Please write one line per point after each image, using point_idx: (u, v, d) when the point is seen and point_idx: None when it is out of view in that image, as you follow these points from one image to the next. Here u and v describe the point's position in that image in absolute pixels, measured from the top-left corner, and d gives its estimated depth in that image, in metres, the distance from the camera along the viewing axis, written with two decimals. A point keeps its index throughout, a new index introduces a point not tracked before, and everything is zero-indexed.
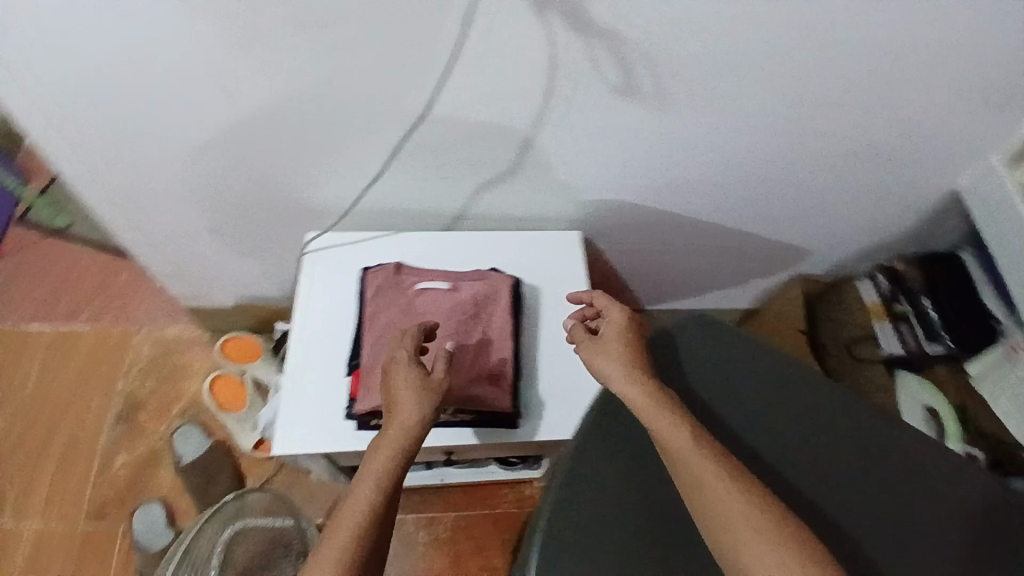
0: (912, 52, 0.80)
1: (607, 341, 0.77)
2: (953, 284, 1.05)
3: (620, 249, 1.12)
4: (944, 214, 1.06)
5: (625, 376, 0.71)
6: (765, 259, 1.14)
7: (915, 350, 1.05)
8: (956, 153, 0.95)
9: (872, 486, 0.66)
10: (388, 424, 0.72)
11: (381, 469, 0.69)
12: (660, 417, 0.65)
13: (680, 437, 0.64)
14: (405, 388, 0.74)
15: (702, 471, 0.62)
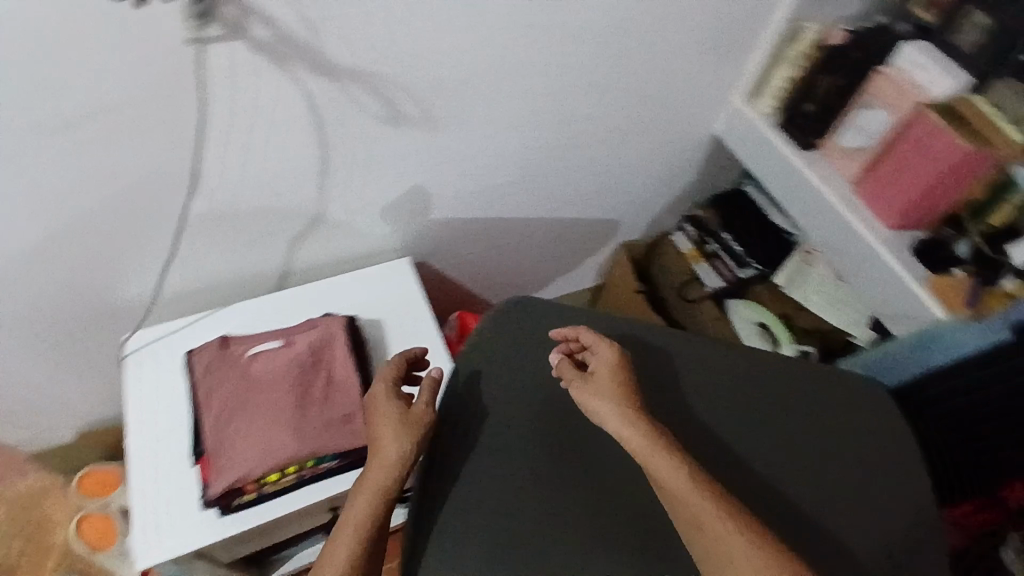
0: (628, 30, 0.93)
1: (597, 377, 0.73)
2: (743, 216, 1.25)
3: (456, 262, 1.19)
4: (708, 157, 1.24)
5: (623, 415, 0.70)
6: (587, 234, 1.28)
7: (732, 278, 1.24)
8: (698, 101, 1.11)
9: (711, 401, 0.79)
10: (372, 466, 0.67)
11: (367, 519, 0.64)
12: (660, 461, 0.66)
13: (680, 479, 0.65)
14: (388, 425, 0.69)
15: (700, 510, 0.63)
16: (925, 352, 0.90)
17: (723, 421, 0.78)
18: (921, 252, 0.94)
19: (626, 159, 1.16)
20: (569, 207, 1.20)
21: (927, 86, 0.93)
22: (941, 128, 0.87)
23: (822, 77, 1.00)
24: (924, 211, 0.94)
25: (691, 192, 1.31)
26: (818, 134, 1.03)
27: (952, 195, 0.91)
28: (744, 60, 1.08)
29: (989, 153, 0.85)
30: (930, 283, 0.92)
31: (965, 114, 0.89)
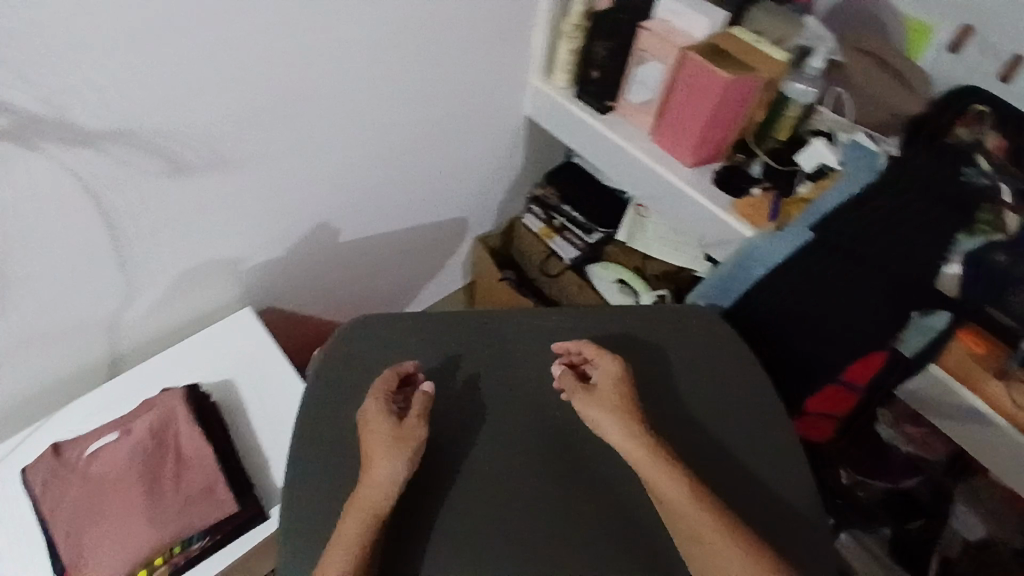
0: (408, 35, 0.95)
1: (601, 390, 0.79)
2: (577, 186, 1.33)
3: (310, 298, 1.19)
4: (528, 138, 1.29)
5: (624, 429, 0.76)
6: (433, 237, 1.31)
7: (584, 246, 1.32)
8: (499, 86, 1.15)
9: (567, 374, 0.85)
10: (364, 483, 0.71)
11: (362, 535, 0.68)
12: (659, 474, 0.73)
13: (675, 490, 0.71)
14: (380, 443, 0.73)
15: (693, 521, 0.70)
16: (746, 268, 0.96)
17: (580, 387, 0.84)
18: (722, 182, 1.02)
19: (447, 158, 1.19)
20: (407, 217, 1.22)
21: (688, 29, 0.99)
22: (704, 65, 0.94)
23: (598, 45, 1.06)
24: (714, 143, 1.02)
25: (527, 172, 1.37)
26: (611, 97, 1.09)
27: (731, 123, 1.00)
28: (528, 42, 1.12)
29: (749, 77, 0.93)
30: (736, 207, 0.99)
31: (724, 48, 0.97)
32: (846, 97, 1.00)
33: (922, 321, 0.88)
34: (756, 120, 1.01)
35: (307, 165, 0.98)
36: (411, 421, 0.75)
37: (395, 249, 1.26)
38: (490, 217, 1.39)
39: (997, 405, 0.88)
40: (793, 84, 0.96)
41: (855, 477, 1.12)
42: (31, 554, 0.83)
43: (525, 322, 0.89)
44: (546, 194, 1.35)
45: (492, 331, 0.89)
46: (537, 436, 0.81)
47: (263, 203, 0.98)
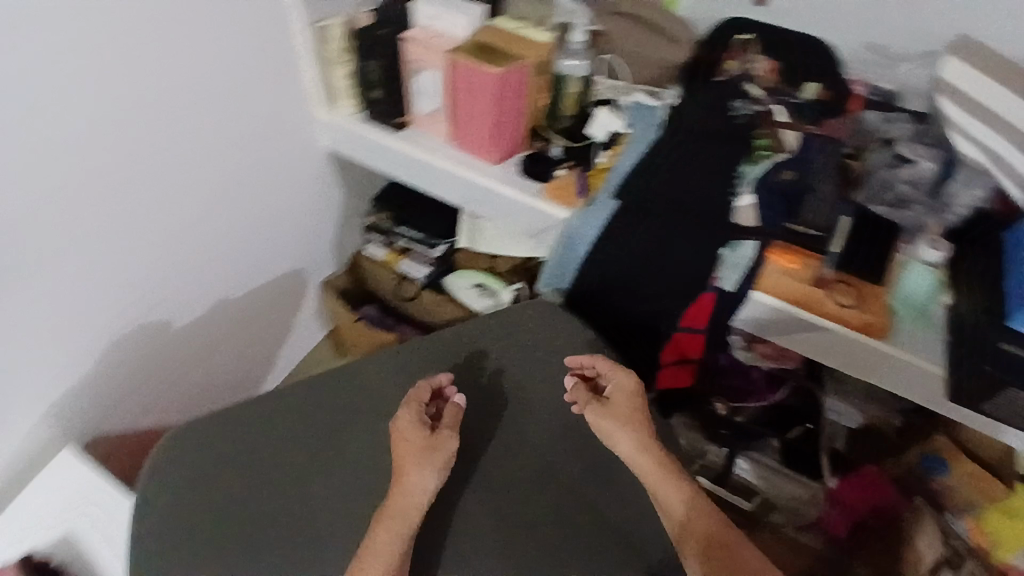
0: (151, 103, 0.88)
1: (614, 404, 0.82)
2: (406, 204, 1.30)
3: (153, 404, 1.10)
4: (339, 167, 1.25)
5: (636, 444, 0.80)
6: (271, 296, 1.25)
7: (433, 261, 1.33)
8: (287, 129, 1.10)
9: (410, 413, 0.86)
10: (396, 495, 0.75)
11: (391, 548, 0.72)
12: (669, 488, 0.78)
13: (682, 505, 0.77)
14: (412, 455, 0.77)
15: (693, 534, 0.76)
16: (572, 248, 0.99)
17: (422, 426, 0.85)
18: (530, 172, 1.03)
19: (257, 213, 1.13)
20: (234, 285, 1.15)
21: (451, 32, 0.98)
22: (473, 66, 0.93)
23: (369, 64, 1.02)
24: (511, 135, 1.02)
25: (357, 207, 1.35)
26: (399, 113, 1.06)
27: (520, 111, 1.00)
28: (299, 76, 1.07)
29: (517, 66, 0.93)
30: (546, 192, 1.01)
31: (488, 42, 0.96)
32: (615, 61, 1.03)
33: (727, 255, 0.91)
34: (544, 104, 1.03)
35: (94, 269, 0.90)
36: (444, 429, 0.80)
37: (233, 321, 1.19)
38: (329, 255, 1.35)
39: (817, 309, 0.90)
40: (563, 61, 1.00)
41: (731, 405, 1.18)
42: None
43: (354, 372, 0.90)
44: (379, 219, 1.32)
45: (327, 393, 0.88)
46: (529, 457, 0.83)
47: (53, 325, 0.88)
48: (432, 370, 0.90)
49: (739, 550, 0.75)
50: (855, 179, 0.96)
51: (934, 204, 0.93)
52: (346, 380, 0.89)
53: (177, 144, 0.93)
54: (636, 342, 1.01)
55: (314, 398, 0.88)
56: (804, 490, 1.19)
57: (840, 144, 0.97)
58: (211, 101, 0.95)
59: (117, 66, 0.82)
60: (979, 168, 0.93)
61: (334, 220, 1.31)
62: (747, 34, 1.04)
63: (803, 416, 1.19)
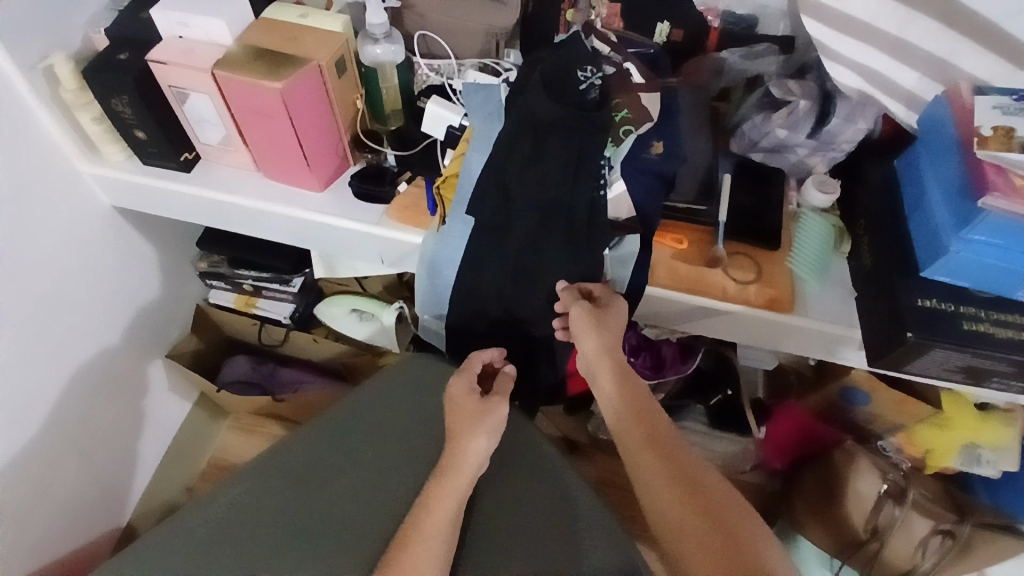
0: None
1: (600, 309, 0.74)
2: (231, 243, 1.07)
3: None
4: (141, 221, 1.01)
5: (603, 344, 0.74)
6: (105, 388, 1.02)
7: (294, 297, 1.13)
8: (49, 200, 0.85)
9: (303, 522, 0.77)
10: (453, 460, 0.71)
11: (450, 512, 0.68)
12: (623, 389, 0.72)
13: (630, 406, 0.71)
14: (468, 418, 0.73)
15: (636, 436, 0.69)
16: (435, 277, 0.83)
17: (325, 521, 0.77)
18: (363, 194, 0.84)
19: (53, 306, 0.89)
20: (51, 398, 0.92)
21: (213, 39, 0.76)
22: (245, 82, 0.72)
23: (115, 101, 0.78)
24: (327, 154, 0.83)
25: (180, 256, 1.11)
26: (183, 148, 0.85)
27: (328, 124, 0.80)
28: (40, 131, 0.81)
29: (305, 71, 0.73)
30: (390, 213, 0.83)
31: (262, 46, 0.74)
32: (431, 35, 0.85)
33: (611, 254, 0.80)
34: (361, 103, 0.85)
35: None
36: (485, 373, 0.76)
37: (62, 434, 0.96)
38: (166, 319, 1.12)
39: (715, 292, 0.80)
40: (369, 50, 0.81)
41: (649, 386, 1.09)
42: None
43: (215, 506, 0.76)
44: (215, 263, 1.11)
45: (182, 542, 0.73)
46: (506, 484, 0.80)
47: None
48: (306, 477, 0.80)
49: (686, 457, 0.66)
50: (727, 129, 0.90)
51: (818, 142, 0.85)
52: (204, 514, 0.75)
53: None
54: (526, 366, 0.88)
55: (173, 554, 0.72)
56: (734, 446, 1.18)
57: (705, 89, 0.88)
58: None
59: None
60: (861, 96, 0.80)
61: (158, 279, 1.08)
62: None
63: (724, 381, 1.13)
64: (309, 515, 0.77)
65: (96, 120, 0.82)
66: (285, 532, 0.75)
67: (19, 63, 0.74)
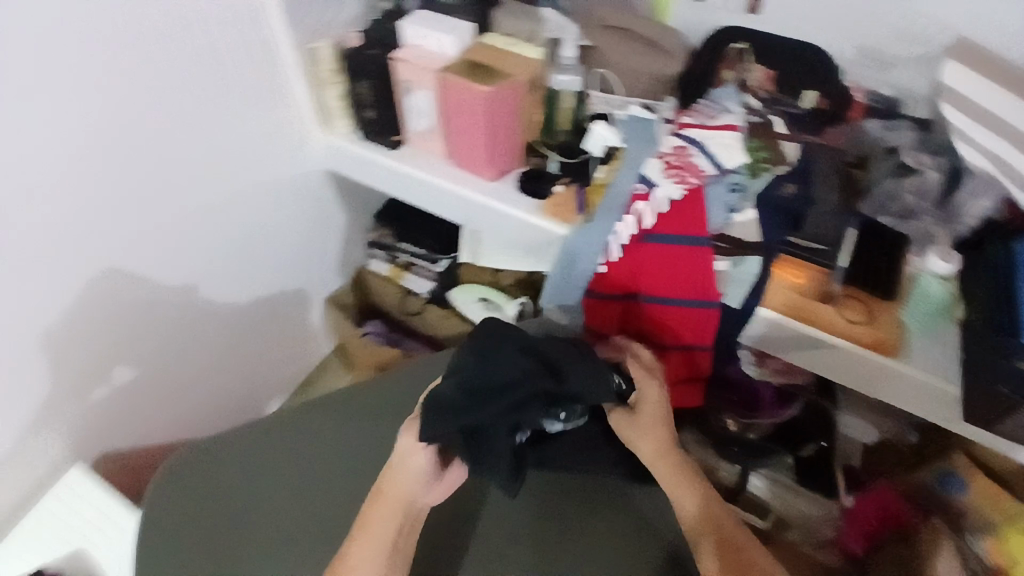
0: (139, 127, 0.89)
1: (643, 415, 0.82)
2: (406, 221, 1.30)
3: (149, 426, 1.11)
4: (337, 187, 1.25)
5: (659, 448, 0.81)
6: (271, 311, 1.25)
7: (436, 276, 1.32)
8: (282, 149, 1.11)
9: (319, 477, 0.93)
10: (389, 489, 0.79)
11: (388, 534, 0.78)
12: (682, 487, 0.81)
13: (692, 502, 0.81)
14: (400, 468, 0.79)
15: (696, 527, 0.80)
16: (569, 263, 0.96)
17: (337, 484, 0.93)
18: (528, 189, 1.01)
19: (254, 231, 1.14)
20: (230, 303, 1.16)
21: (443, 51, 0.98)
22: (460, 83, 0.93)
23: (360, 84, 1.03)
24: (504, 152, 1.01)
25: (362, 224, 1.35)
26: (393, 133, 1.07)
27: (512, 129, 0.99)
28: (292, 97, 1.07)
29: (507, 88, 0.93)
30: (544, 208, 0.99)
31: (477, 60, 0.96)
32: (611, 77, 1.00)
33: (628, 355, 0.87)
34: (537, 120, 1.01)
35: (79, 308, 0.92)
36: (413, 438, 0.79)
37: (225, 341, 1.19)
38: (335, 271, 1.35)
39: (821, 324, 0.88)
40: (557, 77, 0.97)
41: (740, 421, 1.14)
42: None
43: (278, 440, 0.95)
44: (384, 234, 1.33)
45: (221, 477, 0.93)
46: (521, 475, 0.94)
47: (42, 357, 0.90)
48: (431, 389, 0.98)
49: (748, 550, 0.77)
50: (858, 189, 0.94)
51: (944, 214, 0.91)
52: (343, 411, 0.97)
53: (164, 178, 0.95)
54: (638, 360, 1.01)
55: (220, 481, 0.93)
56: (819, 508, 1.16)
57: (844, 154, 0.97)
58: (189, 132, 0.96)
59: (89, 110, 0.82)
60: (988, 176, 0.88)
61: (340, 237, 1.32)
62: (743, 41, 1.01)
63: (818, 432, 1.16)
64: (373, 444, 0.95)
65: (339, 97, 1.06)
66: (333, 456, 0.94)
67: (297, 43, 1.00)
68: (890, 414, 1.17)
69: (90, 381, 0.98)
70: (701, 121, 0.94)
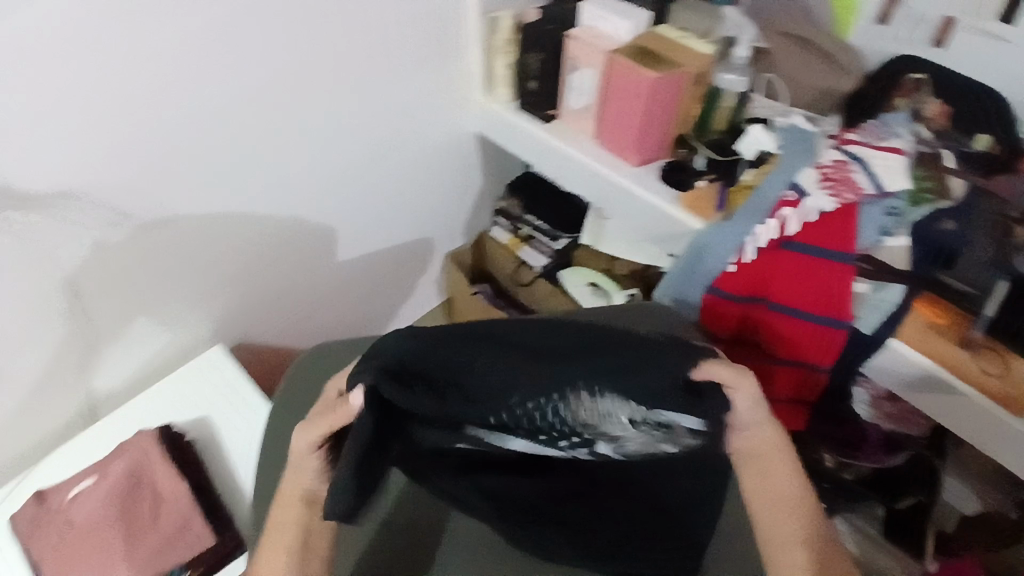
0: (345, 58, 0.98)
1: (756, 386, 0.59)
2: (537, 196, 1.36)
3: (277, 332, 1.22)
4: (480, 151, 1.32)
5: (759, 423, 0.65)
6: (401, 253, 1.34)
7: (552, 253, 1.35)
8: (448, 105, 1.19)
9: None
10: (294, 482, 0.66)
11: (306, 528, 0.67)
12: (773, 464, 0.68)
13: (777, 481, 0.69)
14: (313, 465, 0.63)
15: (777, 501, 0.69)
16: (698, 258, 0.98)
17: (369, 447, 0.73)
18: (668, 178, 1.04)
19: (405, 175, 1.22)
20: (372, 237, 1.25)
21: (618, 35, 1.02)
22: (630, 66, 0.97)
23: (531, 55, 1.09)
24: (655, 139, 1.04)
25: (492, 191, 1.42)
26: (551, 106, 1.13)
27: (667, 119, 1.01)
28: (464, 59, 1.15)
29: (674, 74, 0.96)
30: (682, 200, 1.01)
31: (649, 47, 0.99)
32: (777, 80, 1.03)
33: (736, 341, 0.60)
34: (694, 115, 1.04)
35: (248, 205, 1.01)
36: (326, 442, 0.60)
37: (357, 273, 1.28)
38: (460, 230, 1.43)
39: (954, 369, 0.85)
40: (723, 76, 1.00)
41: (839, 460, 1.10)
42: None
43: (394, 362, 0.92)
44: (511, 205, 1.39)
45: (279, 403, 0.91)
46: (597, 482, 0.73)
47: (209, 246, 1.00)
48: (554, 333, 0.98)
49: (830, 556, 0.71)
50: None
51: None
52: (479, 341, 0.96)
53: (342, 107, 1.04)
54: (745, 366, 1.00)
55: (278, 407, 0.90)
56: (894, 562, 1.12)
57: None
58: (372, 72, 1.04)
59: (311, 34, 0.93)
60: None
61: (471, 199, 1.39)
62: (921, 72, 0.99)
63: (916, 488, 1.10)
64: None
65: (507, 65, 1.13)
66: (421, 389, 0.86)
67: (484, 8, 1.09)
68: (998, 484, 1.06)
69: (243, 278, 1.08)
70: (868, 140, 0.94)
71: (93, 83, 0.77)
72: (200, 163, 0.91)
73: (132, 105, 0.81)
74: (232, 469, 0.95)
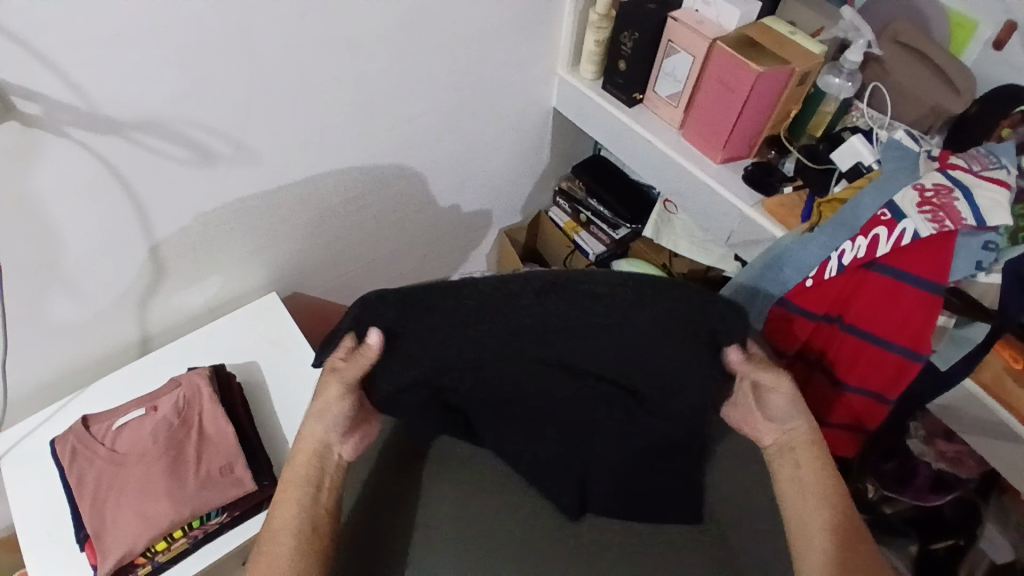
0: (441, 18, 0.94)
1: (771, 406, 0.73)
2: (605, 181, 1.33)
3: (329, 287, 1.21)
4: (552, 129, 1.29)
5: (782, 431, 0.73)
6: (460, 223, 1.33)
7: (610, 242, 1.33)
8: (532, 76, 1.15)
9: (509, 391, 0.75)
10: (297, 458, 0.68)
11: (297, 519, 0.65)
12: (806, 473, 0.70)
13: (811, 488, 0.69)
14: (318, 428, 0.68)
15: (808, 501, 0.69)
16: (777, 270, 0.92)
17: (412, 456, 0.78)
18: (752, 179, 1.01)
19: (477, 142, 1.19)
20: (435, 203, 1.23)
21: (722, 21, 0.98)
22: (734, 58, 0.92)
23: (624, 34, 1.05)
24: (744, 139, 1.01)
25: (558, 170, 1.39)
26: (639, 90, 1.09)
27: (762, 117, 0.98)
28: (555, 32, 1.11)
29: (781, 72, 0.91)
30: (765, 205, 0.99)
31: (756, 39, 0.94)
32: (883, 88, 0.99)
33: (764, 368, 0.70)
34: (792, 114, 1.02)
35: (323, 157, 0.99)
36: (350, 418, 0.69)
37: (414, 239, 1.26)
38: (520, 207, 1.40)
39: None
40: (829, 78, 0.98)
41: (881, 491, 1.08)
42: (29, 524, 0.84)
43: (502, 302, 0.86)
44: (574, 187, 1.37)
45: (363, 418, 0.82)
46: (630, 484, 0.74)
47: (279, 194, 0.99)
48: None
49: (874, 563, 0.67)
50: None
51: None
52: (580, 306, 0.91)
53: (434, 67, 1.00)
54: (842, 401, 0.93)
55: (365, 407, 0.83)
56: None
57: None
58: (466, 38, 1.00)
59: None
60: None
61: (538, 175, 1.36)
62: None
63: (953, 530, 1.07)
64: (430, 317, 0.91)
65: (598, 42, 1.10)
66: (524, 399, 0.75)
67: None
68: None
69: (307, 230, 1.08)
70: (972, 168, 0.85)
71: (201, 19, 0.74)
72: (285, 106, 0.89)
73: (231, 47, 0.78)
74: (278, 416, 0.96)
